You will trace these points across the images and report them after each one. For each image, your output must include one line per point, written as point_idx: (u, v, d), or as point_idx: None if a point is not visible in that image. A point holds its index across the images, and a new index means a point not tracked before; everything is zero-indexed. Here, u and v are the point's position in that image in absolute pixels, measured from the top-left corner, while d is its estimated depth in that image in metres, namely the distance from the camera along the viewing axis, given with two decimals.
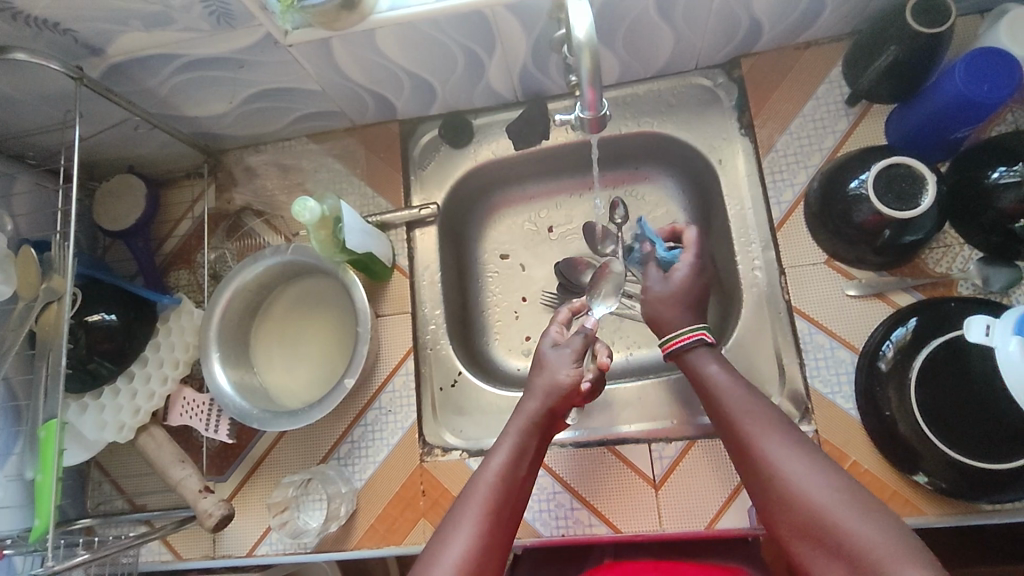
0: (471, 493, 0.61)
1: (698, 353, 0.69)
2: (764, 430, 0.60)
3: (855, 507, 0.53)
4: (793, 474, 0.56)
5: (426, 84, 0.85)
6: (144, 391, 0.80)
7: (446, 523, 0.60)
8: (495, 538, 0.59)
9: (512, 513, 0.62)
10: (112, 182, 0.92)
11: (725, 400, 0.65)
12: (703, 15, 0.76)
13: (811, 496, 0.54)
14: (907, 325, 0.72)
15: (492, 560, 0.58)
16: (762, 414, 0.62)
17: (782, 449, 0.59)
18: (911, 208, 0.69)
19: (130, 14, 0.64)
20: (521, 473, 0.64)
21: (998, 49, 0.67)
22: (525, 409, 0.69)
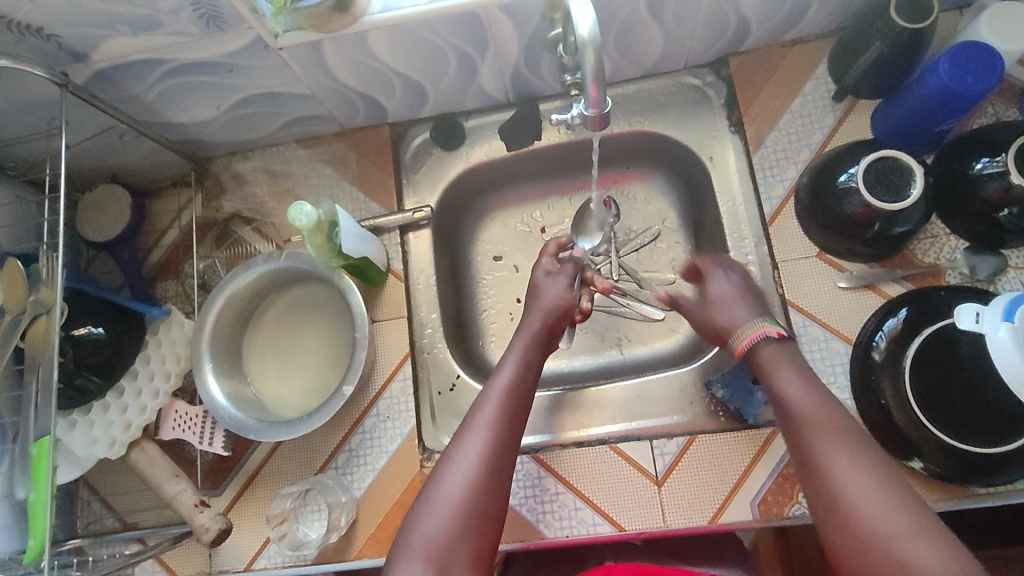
0: (484, 403, 0.67)
1: (765, 343, 0.66)
2: (781, 376, 0.62)
3: (855, 458, 0.54)
4: (802, 419, 0.59)
5: (418, 86, 0.84)
6: (135, 405, 0.79)
7: (460, 429, 0.65)
8: (505, 444, 0.64)
9: (519, 421, 0.67)
10: (95, 194, 0.90)
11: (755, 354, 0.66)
12: (693, 15, 0.76)
13: (813, 444, 0.56)
14: (898, 316, 0.74)
15: (497, 466, 0.62)
16: (785, 360, 0.64)
17: (795, 394, 0.61)
18: (899, 200, 0.70)
19: (118, 18, 0.63)
20: (527, 385, 0.70)
21: (978, 43, 0.69)
22: (528, 329, 0.76)
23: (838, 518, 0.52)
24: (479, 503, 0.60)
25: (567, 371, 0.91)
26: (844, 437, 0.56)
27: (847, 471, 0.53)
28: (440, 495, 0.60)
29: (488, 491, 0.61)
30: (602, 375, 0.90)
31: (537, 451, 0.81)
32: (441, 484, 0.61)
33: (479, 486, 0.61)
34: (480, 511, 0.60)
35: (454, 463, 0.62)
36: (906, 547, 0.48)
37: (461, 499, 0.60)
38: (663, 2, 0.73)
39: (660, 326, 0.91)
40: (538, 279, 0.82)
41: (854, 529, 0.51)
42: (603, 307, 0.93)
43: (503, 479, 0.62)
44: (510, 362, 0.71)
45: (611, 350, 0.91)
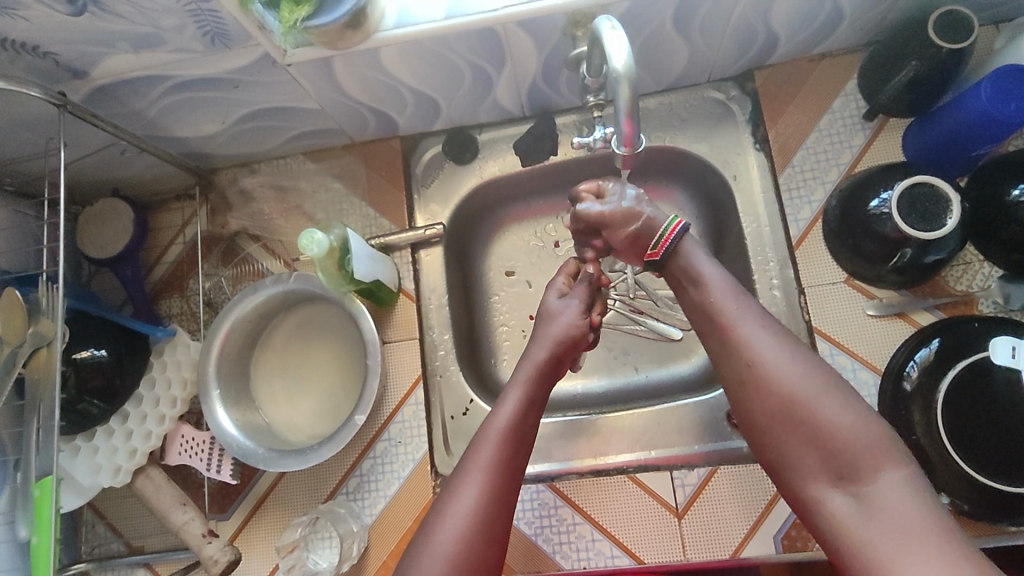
0: (482, 446, 0.60)
1: (684, 246, 0.64)
2: (742, 316, 0.58)
3: (831, 409, 0.52)
4: (768, 361, 0.55)
5: (431, 100, 0.81)
6: (140, 431, 0.76)
7: (456, 474, 0.59)
8: (504, 488, 0.58)
9: (522, 460, 0.61)
10: (96, 207, 0.86)
11: (707, 288, 0.61)
12: (720, 29, 0.73)
13: (788, 385, 0.53)
14: (930, 346, 0.71)
15: (502, 503, 0.58)
16: (739, 296, 0.60)
17: (757, 335, 0.56)
18: (935, 229, 0.68)
19: (118, 35, 0.60)
20: (529, 423, 0.63)
21: (1013, 66, 0.66)
22: (535, 362, 0.68)
23: (817, 460, 0.51)
24: (475, 555, 0.55)
25: (582, 393, 0.88)
26: (821, 381, 0.53)
27: (824, 412, 0.52)
28: (433, 545, 0.55)
29: (484, 543, 0.55)
30: (619, 399, 0.87)
31: (552, 479, 0.79)
32: (435, 534, 0.55)
33: (476, 538, 0.55)
34: (476, 562, 0.54)
35: (448, 511, 0.56)
36: (889, 490, 0.48)
37: (457, 553, 0.54)
38: (690, 17, 0.70)
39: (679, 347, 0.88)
40: (552, 301, 0.74)
41: (833, 471, 0.50)
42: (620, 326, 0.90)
43: (502, 527, 0.57)
44: (512, 397, 0.64)
45: (628, 373, 0.89)
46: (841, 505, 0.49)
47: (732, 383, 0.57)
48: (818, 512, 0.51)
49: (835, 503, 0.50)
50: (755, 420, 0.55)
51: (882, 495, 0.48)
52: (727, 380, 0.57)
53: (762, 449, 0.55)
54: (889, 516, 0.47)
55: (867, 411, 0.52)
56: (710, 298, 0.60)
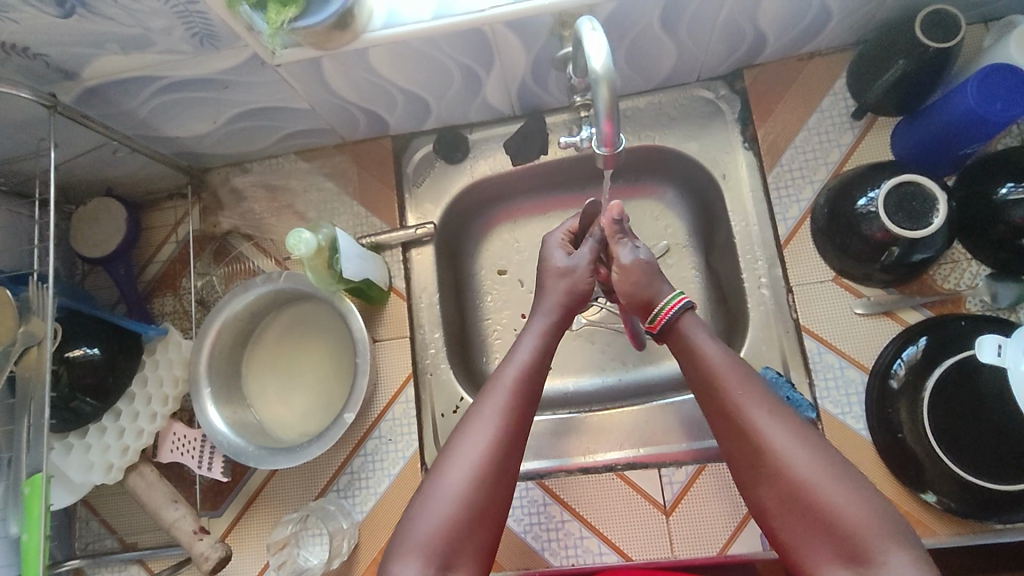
0: (491, 397, 0.61)
1: (687, 321, 0.64)
2: (750, 399, 0.58)
3: (843, 490, 0.53)
4: (780, 449, 0.56)
5: (421, 100, 0.81)
6: (132, 429, 0.77)
7: (460, 425, 0.60)
8: (511, 441, 0.59)
9: (530, 410, 0.61)
10: (90, 206, 0.87)
11: (714, 365, 0.60)
12: (708, 30, 0.73)
13: (801, 475, 0.54)
14: (917, 344, 0.72)
15: (497, 485, 0.57)
16: (744, 378, 0.60)
17: (768, 422, 0.57)
18: (922, 228, 0.68)
19: (108, 37, 0.60)
20: (538, 371, 0.63)
21: (1000, 65, 0.66)
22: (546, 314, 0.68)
23: (829, 546, 0.53)
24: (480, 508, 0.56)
25: (573, 391, 0.88)
26: (830, 472, 0.54)
27: (837, 501, 0.53)
28: (438, 501, 0.56)
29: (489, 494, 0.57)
30: (609, 397, 0.87)
31: (542, 476, 0.79)
32: (422, 524, 0.55)
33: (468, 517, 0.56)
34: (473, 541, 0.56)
35: (437, 495, 0.56)
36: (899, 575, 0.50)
37: (460, 509, 0.56)
38: (677, 17, 0.70)
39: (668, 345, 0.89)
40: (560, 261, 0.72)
41: (844, 555, 0.52)
42: (610, 324, 0.90)
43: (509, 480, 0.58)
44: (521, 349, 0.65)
45: (617, 371, 0.89)
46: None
47: (741, 466, 0.58)
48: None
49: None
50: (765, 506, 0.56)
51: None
52: (738, 464, 0.58)
53: (771, 530, 0.56)
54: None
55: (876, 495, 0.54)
56: (715, 379, 0.60)
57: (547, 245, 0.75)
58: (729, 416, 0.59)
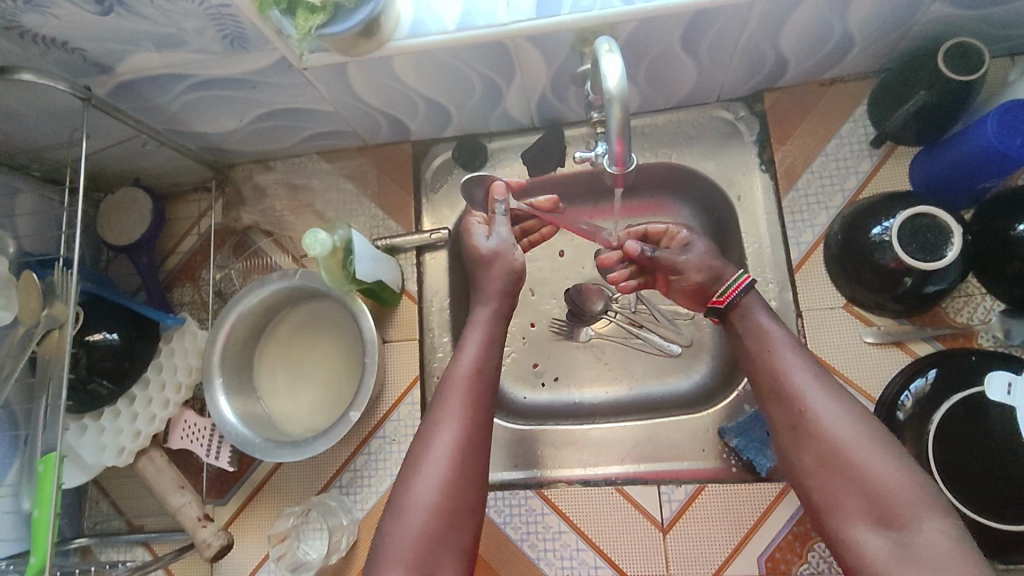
0: (447, 396, 0.65)
1: (750, 301, 0.70)
2: (799, 368, 0.63)
3: (876, 451, 0.57)
4: (823, 415, 0.60)
5: (442, 108, 0.83)
6: (145, 414, 0.79)
7: (428, 420, 0.64)
8: (473, 434, 0.63)
9: (487, 402, 0.66)
10: (118, 196, 0.90)
11: (768, 339, 0.66)
12: (729, 51, 0.74)
13: (841, 437, 0.58)
14: (926, 377, 0.71)
15: (474, 453, 0.63)
16: (795, 351, 0.65)
17: (810, 386, 0.62)
18: (935, 260, 0.68)
19: (143, 35, 0.62)
20: (491, 367, 0.68)
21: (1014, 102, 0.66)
22: (488, 305, 0.73)
23: (859, 507, 0.56)
24: (453, 500, 0.60)
25: (578, 403, 0.89)
26: (867, 434, 0.58)
27: (875, 466, 0.56)
28: (412, 497, 0.60)
29: (460, 484, 0.61)
30: (614, 410, 0.87)
31: (541, 485, 0.80)
32: (413, 489, 0.60)
33: (451, 483, 0.61)
34: (458, 506, 0.60)
35: (424, 463, 0.61)
36: (931, 538, 0.52)
37: (434, 501, 0.60)
38: (698, 39, 0.71)
39: (675, 362, 0.89)
40: (481, 244, 0.76)
41: (874, 518, 0.55)
42: (618, 339, 0.91)
43: (477, 470, 0.63)
44: (472, 341, 0.70)
45: (621, 385, 0.89)
46: (877, 548, 0.54)
47: (785, 432, 0.62)
48: (853, 554, 0.55)
49: (869, 544, 0.54)
50: (803, 470, 0.59)
51: (923, 542, 0.52)
52: (782, 428, 0.62)
53: (807, 495, 0.59)
54: (928, 556, 0.51)
55: (910, 462, 0.56)
56: (768, 351, 0.65)
57: (467, 229, 0.78)
58: (777, 383, 0.63)
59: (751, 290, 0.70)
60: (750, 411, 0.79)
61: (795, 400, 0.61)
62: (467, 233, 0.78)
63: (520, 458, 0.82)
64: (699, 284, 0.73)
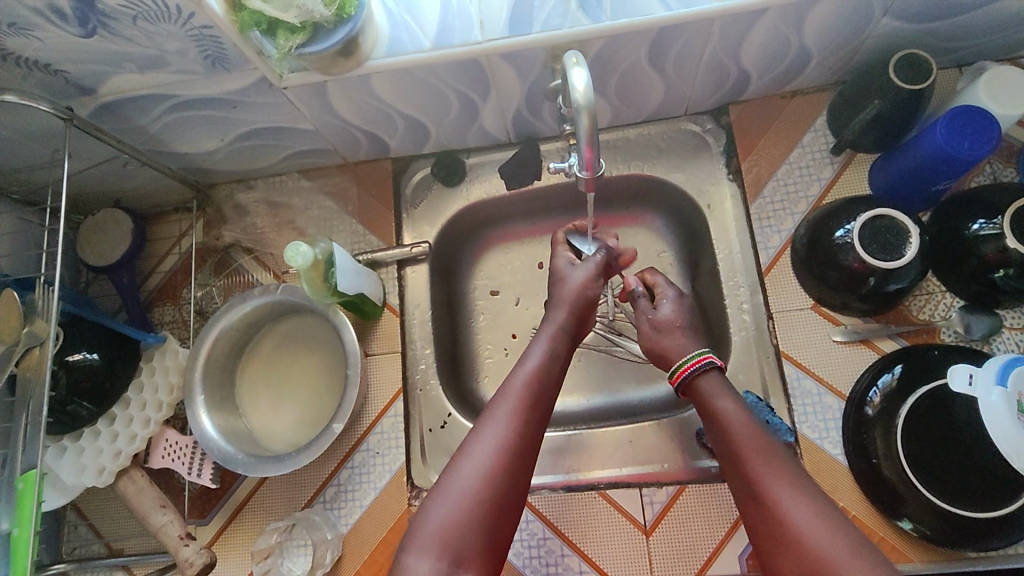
0: (505, 395, 0.64)
1: (709, 382, 0.67)
2: (767, 466, 0.57)
3: (849, 555, 0.50)
4: (793, 518, 0.54)
5: (421, 125, 0.85)
6: (125, 433, 0.79)
7: (479, 419, 0.63)
8: (527, 435, 0.62)
9: (545, 410, 0.65)
10: (98, 217, 0.91)
11: (730, 429, 0.62)
12: (693, 66, 0.77)
13: (808, 543, 0.52)
14: (892, 372, 0.74)
15: (523, 458, 0.61)
16: (760, 440, 0.60)
17: (778, 484, 0.56)
18: (895, 259, 0.71)
19: (125, 57, 0.64)
20: (552, 377, 0.68)
21: (976, 107, 0.69)
22: (551, 323, 0.73)
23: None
24: (497, 492, 0.58)
25: (559, 411, 0.90)
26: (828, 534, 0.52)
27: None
28: (457, 483, 0.58)
29: (508, 479, 0.59)
30: (595, 417, 0.89)
31: (526, 493, 0.81)
32: (459, 476, 0.58)
33: (499, 476, 0.58)
34: (500, 500, 0.58)
35: (473, 451, 0.60)
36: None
37: (477, 488, 0.57)
38: (664, 54, 0.74)
39: (653, 368, 0.91)
40: (564, 271, 0.79)
41: None
42: (597, 347, 0.93)
43: (524, 469, 0.60)
44: (536, 351, 0.69)
45: (600, 393, 0.91)
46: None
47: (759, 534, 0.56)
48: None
49: None
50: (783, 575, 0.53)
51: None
52: (761, 535, 0.56)
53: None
54: None
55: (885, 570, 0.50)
56: (732, 436, 0.61)
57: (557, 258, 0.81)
58: (746, 473, 0.58)
59: (711, 368, 0.68)
60: None
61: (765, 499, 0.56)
62: (555, 258, 0.81)
63: None
64: (665, 347, 0.75)
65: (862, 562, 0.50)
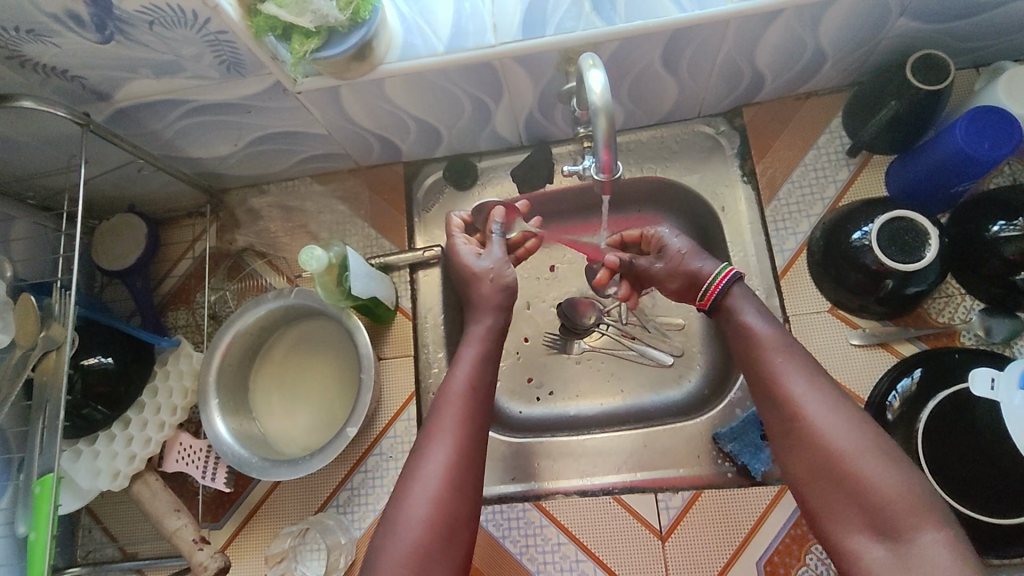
0: (445, 410, 0.64)
1: (737, 293, 0.68)
2: (788, 368, 0.60)
3: (872, 454, 0.54)
4: (817, 420, 0.57)
5: (433, 129, 0.85)
6: (140, 437, 0.79)
7: (421, 441, 0.63)
8: (470, 450, 0.62)
9: (484, 419, 0.65)
10: (111, 222, 0.91)
11: (756, 335, 0.63)
12: (707, 69, 0.77)
13: (835, 442, 0.55)
14: (912, 376, 0.73)
15: (468, 478, 0.61)
16: (783, 348, 0.62)
17: (803, 388, 0.59)
18: (914, 261, 0.70)
19: (141, 62, 0.64)
20: (486, 383, 0.68)
21: (1000, 108, 0.69)
22: (474, 338, 0.71)
23: (858, 518, 0.53)
24: (448, 519, 0.59)
25: (573, 415, 0.90)
26: (854, 432, 0.55)
27: (867, 469, 0.54)
28: (406, 514, 0.58)
29: (455, 501, 0.60)
30: (609, 421, 0.88)
31: (539, 498, 0.80)
32: (407, 506, 0.59)
33: (448, 500, 0.59)
34: (452, 522, 0.59)
35: (418, 479, 0.60)
36: (931, 550, 0.50)
37: (429, 517, 0.58)
38: (678, 56, 0.73)
39: (667, 371, 0.90)
40: (473, 263, 0.76)
41: (873, 527, 0.52)
42: (611, 351, 0.92)
43: (470, 485, 0.61)
44: (468, 358, 0.69)
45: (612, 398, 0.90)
46: (877, 558, 0.52)
47: (775, 435, 0.59)
48: (853, 563, 0.53)
49: (870, 554, 0.52)
50: (795, 468, 0.57)
51: (921, 552, 0.50)
52: (775, 432, 0.59)
53: (801, 497, 0.57)
54: (924, 567, 0.49)
55: (906, 464, 0.54)
56: (758, 345, 0.63)
57: (459, 248, 0.78)
58: (769, 382, 0.60)
59: (736, 281, 0.68)
60: (741, 416, 0.80)
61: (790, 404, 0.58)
62: (455, 252, 0.78)
63: (516, 471, 0.82)
64: (677, 289, 0.74)
65: (874, 451, 0.54)
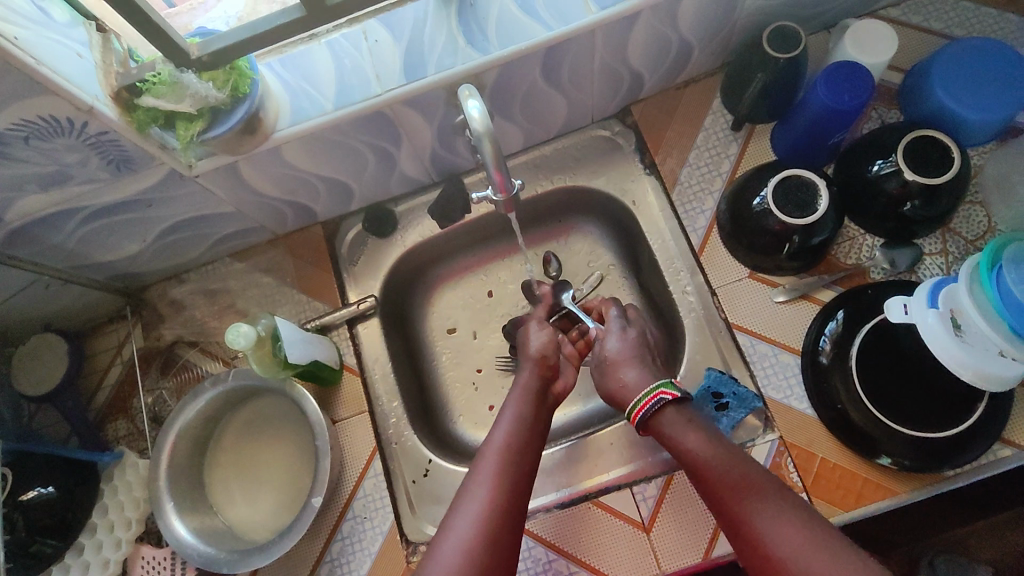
0: (484, 461, 0.66)
1: (664, 418, 0.69)
2: (745, 503, 0.59)
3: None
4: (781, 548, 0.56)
5: (342, 184, 0.86)
6: (97, 560, 0.75)
7: (459, 493, 0.63)
8: (508, 502, 0.62)
9: (525, 470, 0.66)
10: (28, 345, 0.86)
11: (700, 462, 0.64)
12: (587, 77, 0.81)
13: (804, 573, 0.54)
14: (836, 318, 0.77)
15: (506, 529, 0.60)
16: (732, 469, 0.62)
17: (761, 517, 0.58)
18: (810, 214, 0.75)
19: (26, 178, 0.63)
20: (525, 437, 0.69)
21: (851, 61, 0.75)
22: (518, 389, 0.75)
23: None
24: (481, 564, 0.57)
25: None
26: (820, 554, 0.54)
27: None
28: (437, 561, 0.57)
29: (488, 552, 0.58)
30: (573, 428, 0.90)
31: None
32: (438, 554, 0.58)
33: (479, 547, 0.58)
34: (484, 566, 0.57)
35: (451, 527, 0.60)
36: None
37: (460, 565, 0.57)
38: (557, 69, 0.77)
39: None
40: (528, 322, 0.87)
41: None
42: None
43: (508, 538, 0.60)
44: (506, 416, 0.71)
45: (570, 406, 0.92)
46: None
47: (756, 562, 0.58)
48: None
49: None
50: None
51: None
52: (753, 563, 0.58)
53: None
54: None
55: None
56: (705, 476, 0.63)
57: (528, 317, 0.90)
58: (730, 514, 0.60)
59: (662, 403, 0.69)
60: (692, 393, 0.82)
61: (751, 538, 0.58)
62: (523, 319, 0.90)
63: None
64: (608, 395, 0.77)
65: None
